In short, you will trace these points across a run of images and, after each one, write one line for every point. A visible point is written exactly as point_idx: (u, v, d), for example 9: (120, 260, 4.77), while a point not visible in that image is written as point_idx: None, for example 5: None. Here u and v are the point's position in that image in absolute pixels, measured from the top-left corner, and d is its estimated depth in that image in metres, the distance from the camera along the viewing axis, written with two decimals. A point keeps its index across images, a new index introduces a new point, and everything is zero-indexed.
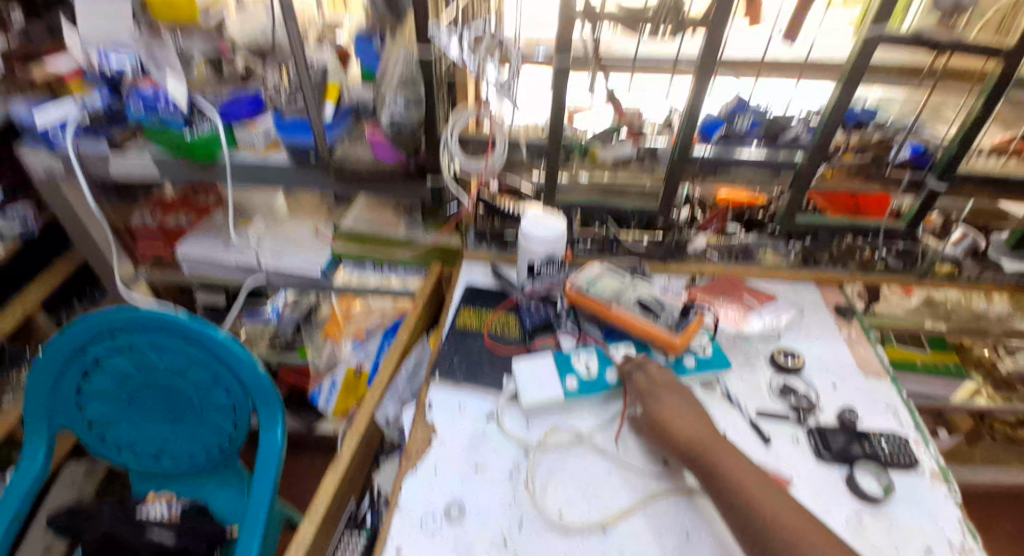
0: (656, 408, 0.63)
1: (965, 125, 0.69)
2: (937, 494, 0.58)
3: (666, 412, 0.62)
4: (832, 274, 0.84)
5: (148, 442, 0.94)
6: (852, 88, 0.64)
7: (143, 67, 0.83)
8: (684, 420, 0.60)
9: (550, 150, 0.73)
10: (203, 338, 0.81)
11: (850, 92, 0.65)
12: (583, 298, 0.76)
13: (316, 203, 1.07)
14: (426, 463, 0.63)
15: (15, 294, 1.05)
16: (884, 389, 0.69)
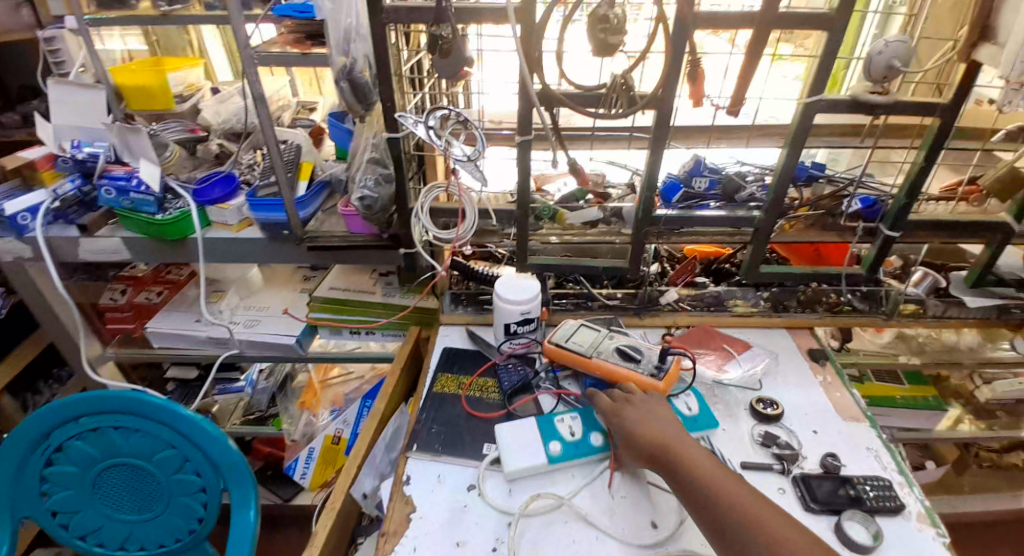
0: (636, 424, 0.61)
1: (911, 174, 0.73)
2: (927, 537, 0.57)
3: (648, 428, 0.60)
4: (801, 319, 0.85)
5: (111, 532, 0.88)
6: (797, 151, 0.69)
7: (116, 153, 0.88)
8: (664, 435, 0.59)
9: (520, 217, 0.75)
10: (173, 417, 0.79)
11: (795, 154, 0.69)
12: (562, 351, 0.76)
13: (290, 272, 1.11)
14: (404, 543, 0.60)
15: None
16: (864, 433, 0.69)
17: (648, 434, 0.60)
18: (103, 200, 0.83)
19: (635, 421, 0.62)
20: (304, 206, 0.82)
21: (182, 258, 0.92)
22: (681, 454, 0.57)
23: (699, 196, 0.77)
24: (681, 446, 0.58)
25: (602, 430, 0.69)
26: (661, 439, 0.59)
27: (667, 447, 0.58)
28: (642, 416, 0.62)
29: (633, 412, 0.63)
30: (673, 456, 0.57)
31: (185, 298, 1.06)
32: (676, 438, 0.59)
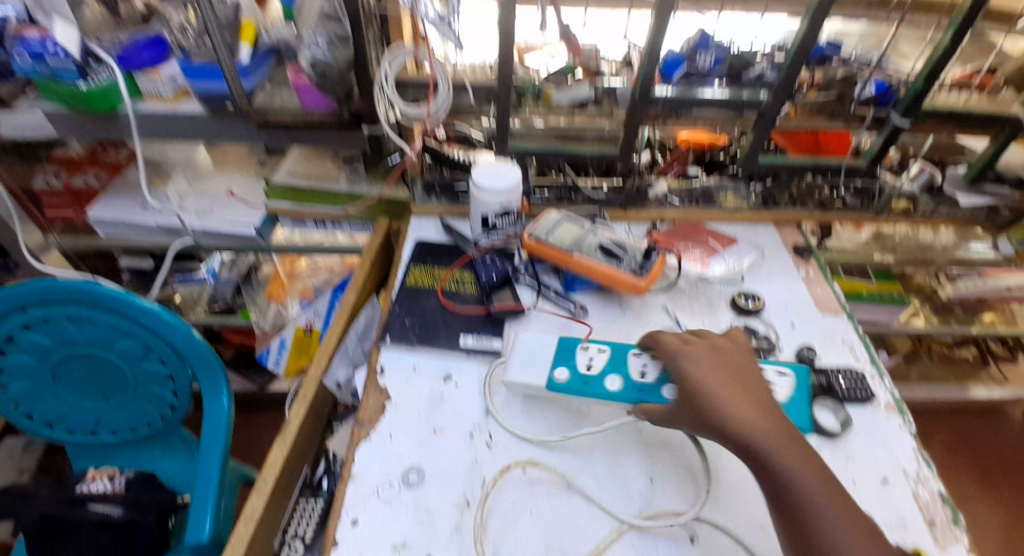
0: (728, 412, 0.47)
1: (931, 59, 0.66)
2: (892, 424, 0.60)
3: (744, 423, 0.46)
4: (790, 214, 0.82)
5: (82, 419, 0.87)
6: (819, 23, 0.60)
7: (29, 14, 0.70)
8: (764, 435, 0.45)
9: (500, 94, 0.66)
10: (128, 307, 0.75)
11: (817, 26, 0.60)
12: (544, 246, 0.72)
13: (245, 155, 0.99)
14: (380, 430, 0.60)
15: None
16: (841, 325, 0.70)
17: (747, 432, 0.46)
18: (17, 67, 0.69)
19: (727, 408, 0.48)
20: (247, 75, 0.70)
21: (113, 136, 0.81)
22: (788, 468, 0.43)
23: (700, 76, 0.68)
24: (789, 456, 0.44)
25: (624, 376, 0.59)
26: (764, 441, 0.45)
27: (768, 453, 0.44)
28: (738, 404, 0.48)
29: (719, 393, 0.49)
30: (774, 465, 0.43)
31: (127, 182, 0.96)
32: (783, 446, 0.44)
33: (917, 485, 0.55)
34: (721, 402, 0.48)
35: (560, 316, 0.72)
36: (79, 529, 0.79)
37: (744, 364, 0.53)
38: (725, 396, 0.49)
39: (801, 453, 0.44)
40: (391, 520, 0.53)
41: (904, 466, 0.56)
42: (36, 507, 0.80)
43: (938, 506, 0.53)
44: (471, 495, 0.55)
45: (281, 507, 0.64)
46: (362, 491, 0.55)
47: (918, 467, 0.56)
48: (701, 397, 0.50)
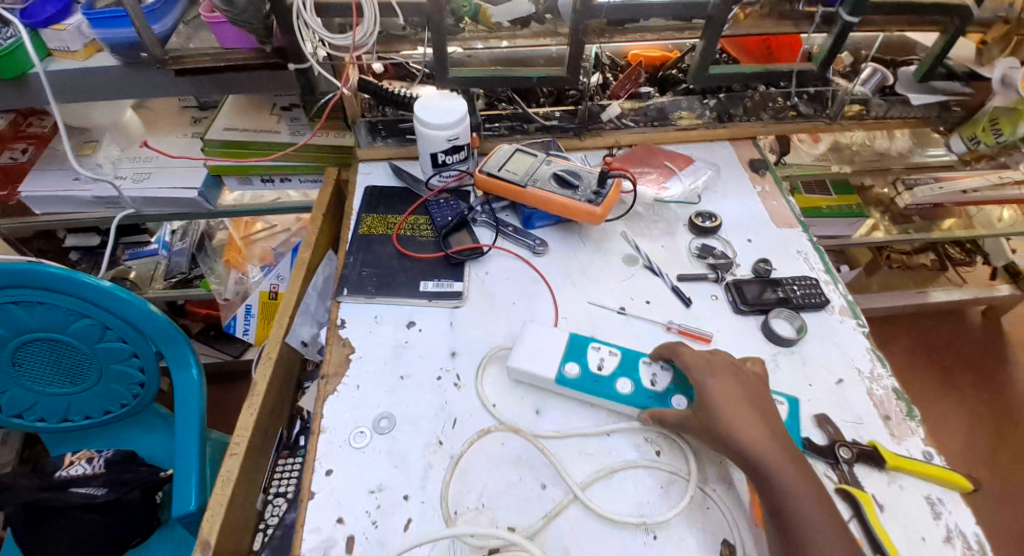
0: (740, 432, 0.46)
1: None
2: (847, 327, 0.62)
3: (757, 446, 0.45)
4: (745, 128, 0.80)
5: (51, 406, 0.85)
6: None
7: None
8: (774, 459, 0.44)
9: (433, 16, 0.62)
10: (76, 285, 0.72)
11: None
12: (497, 181, 0.69)
13: (176, 109, 0.94)
14: (347, 382, 0.60)
15: None
16: (796, 236, 0.71)
17: (758, 455, 0.45)
18: None
19: (739, 430, 0.46)
20: (157, 18, 0.65)
21: (24, 102, 0.74)
22: (792, 495, 0.42)
23: None
24: (796, 481, 0.43)
25: (636, 381, 0.56)
26: (773, 467, 0.44)
27: (777, 478, 0.43)
28: (751, 424, 0.47)
29: (732, 412, 0.48)
30: (780, 492, 0.43)
31: (54, 153, 0.90)
32: (791, 471, 0.44)
33: (872, 383, 0.57)
34: (733, 422, 0.47)
35: (520, 253, 0.71)
36: (64, 512, 0.79)
37: (749, 375, 0.52)
38: (737, 416, 0.47)
39: (805, 478, 0.44)
40: (366, 467, 0.54)
41: (860, 367, 0.58)
42: (17, 497, 0.79)
43: (893, 401, 0.56)
44: (442, 434, 0.56)
45: (260, 466, 0.65)
46: (335, 442, 0.55)
47: (874, 366, 0.59)
48: (712, 416, 0.48)
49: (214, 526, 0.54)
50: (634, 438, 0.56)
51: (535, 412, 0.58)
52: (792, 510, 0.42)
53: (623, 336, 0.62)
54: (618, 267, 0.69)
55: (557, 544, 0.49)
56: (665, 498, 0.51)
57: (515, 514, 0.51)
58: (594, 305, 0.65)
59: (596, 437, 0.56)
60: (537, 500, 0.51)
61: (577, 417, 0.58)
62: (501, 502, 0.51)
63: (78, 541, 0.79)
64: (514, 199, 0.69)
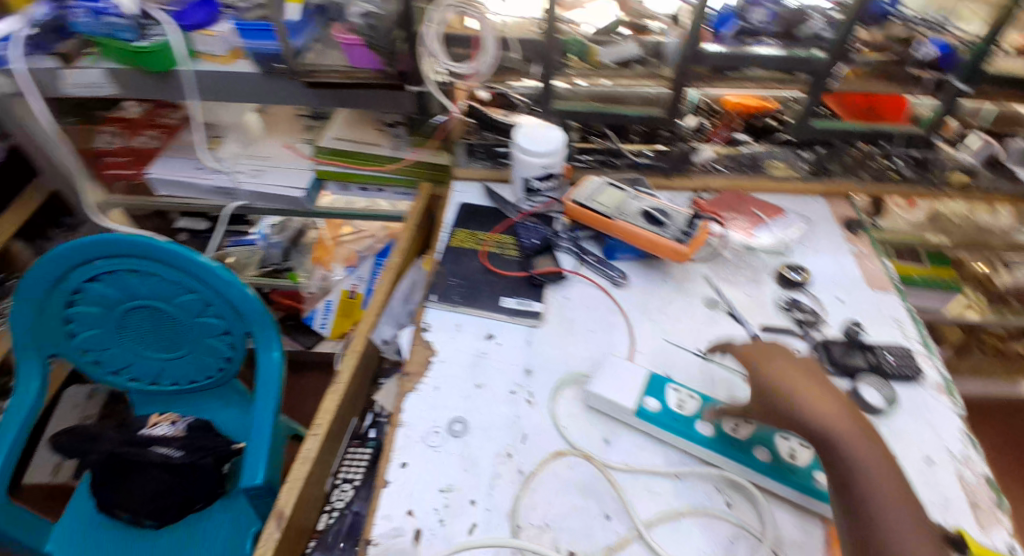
0: (813, 411, 0.43)
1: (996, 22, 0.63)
2: (942, 404, 0.59)
3: (833, 425, 0.42)
4: (841, 185, 0.79)
5: (144, 369, 0.93)
6: None
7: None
8: (853, 443, 0.41)
9: (547, 51, 0.66)
10: (188, 262, 0.79)
11: None
12: (585, 210, 0.72)
13: (292, 116, 1.03)
14: (427, 383, 0.63)
15: None
16: (891, 302, 0.69)
17: (835, 437, 0.41)
18: (80, 27, 0.75)
19: (810, 407, 0.43)
20: (297, 33, 0.71)
21: (169, 97, 0.84)
22: (872, 484, 0.39)
23: (752, 32, 0.67)
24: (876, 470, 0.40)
25: (717, 425, 0.57)
26: (853, 451, 0.41)
27: (855, 464, 0.40)
28: (827, 405, 0.43)
29: (804, 395, 0.44)
30: (857, 478, 0.40)
31: (182, 143, 1.01)
32: (874, 458, 0.40)
33: (964, 467, 0.54)
34: (805, 399, 0.44)
35: (600, 282, 0.73)
36: (143, 466, 0.85)
37: (816, 364, 0.48)
38: (810, 394, 0.44)
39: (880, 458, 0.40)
40: (436, 466, 0.56)
41: (951, 448, 0.55)
42: (104, 446, 0.85)
43: (985, 491, 0.52)
44: (512, 447, 0.57)
45: (333, 452, 0.69)
46: (411, 437, 0.58)
47: (966, 449, 0.55)
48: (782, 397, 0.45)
49: (289, 500, 0.59)
50: (704, 484, 0.55)
51: (603, 441, 0.58)
52: (874, 499, 0.39)
53: (701, 380, 0.63)
54: (699, 310, 0.69)
55: None
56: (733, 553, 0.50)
57: (576, 537, 0.51)
58: (672, 343, 0.66)
59: (664, 475, 0.56)
60: (599, 528, 0.51)
61: (646, 451, 0.58)
62: (565, 523, 0.52)
63: (146, 499, 0.84)
64: (600, 229, 0.71)
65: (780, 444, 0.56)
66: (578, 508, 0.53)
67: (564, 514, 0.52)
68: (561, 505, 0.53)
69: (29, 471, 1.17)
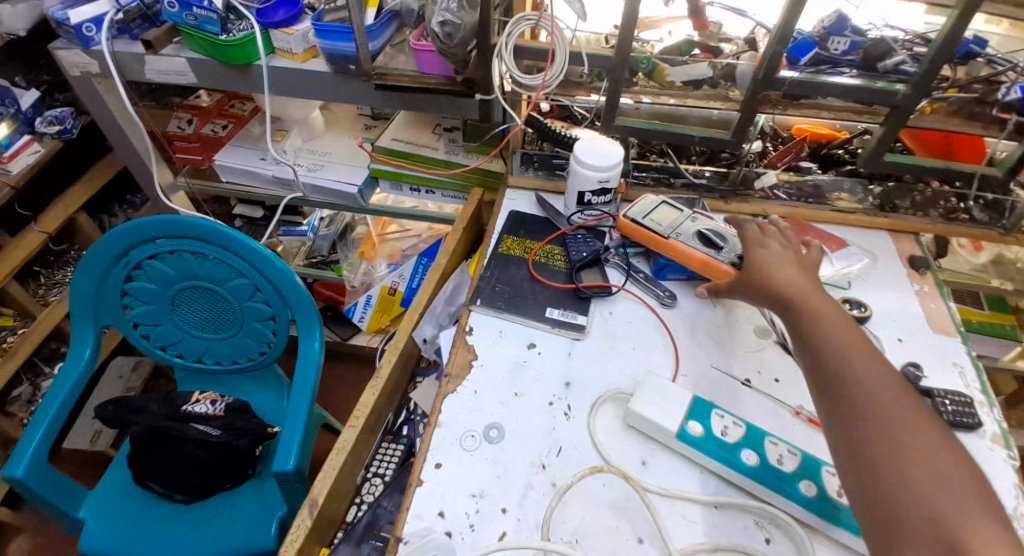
0: (827, 335, 0.50)
1: None
2: (996, 456, 0.56)
3: (842, 348, 0.48)
4: (910, 223, 0.76)
5: (190, 347, 0.96)
6: (962, 27, 0.55)
7: None
8: (858, 358, 0.47)
9: (616, 68, 0.66)
10: (244, 247, 0.82)
11: (961, 29, 0.55)
12: (639, 226, 0.71)
13: (353, 115, 1.07)
14: (466, 385, 0.63)
15: (48, 205, 1.13)
16: (953, 346, 0.65)
17: (839, 357, 0.48)
18: (169, 16, 0.79)
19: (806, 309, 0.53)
20: (375, 37, 0.75)
21: (243, 88, 0.88)
22: (871, 392, 0.44)
23: (830, 61, 0.65)
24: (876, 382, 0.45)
25: (762, 455, 0.55)
26: (855, 367, 0.46)
27: (825, 333, 0.50)
28: (845, 334, 0.49)
29: (822, 318, 0.51)
30: (853, 386, 0.45)
31: (249, 134, 1.05)
32: (877, 375, 0.45)
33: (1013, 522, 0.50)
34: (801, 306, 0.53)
35: (647, 300, 0.71)
36: (181, 443, 0.87)
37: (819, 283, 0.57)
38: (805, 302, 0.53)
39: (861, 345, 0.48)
40: (470, 470, 0.56)
41: (1001, 502, 0.52)
42: (145, 420, 0.88)
43: None
44: (547, 458, 0.57)
45: (367, 446, 0.69)
46: (446, 438, 0.58)
47: (1019, 504, 0.52)
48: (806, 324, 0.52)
49: (323, 488, 0.60)
50: (744, 519, 0.53)
51: (641, 462, 0.57)
52: (870, 405, 0.43)
53: (746, 408, 0.60)
54: (748, 338, 0.67)
55: None
56: None
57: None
58: (718, 369, 0.64)
59: (703, 504, 0.54)
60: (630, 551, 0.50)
61: (684, 477, 0.56)
62: (596, 542, 0.51)
63: (182, 474, 0.86)
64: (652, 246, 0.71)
65: (830, 482, 0.53)
66: (608, 525, 0.52)
67: (593, 532, 0.51)
68: (591, 522, 0.52)
69: (70, 435, 1.22)
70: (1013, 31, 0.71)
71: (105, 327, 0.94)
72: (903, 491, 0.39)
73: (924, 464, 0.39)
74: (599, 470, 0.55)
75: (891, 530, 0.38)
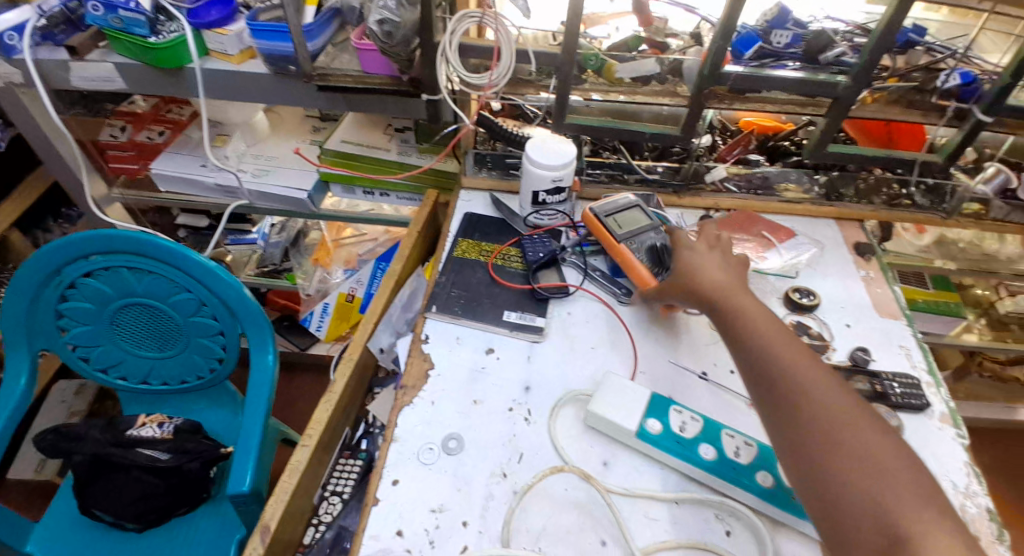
0: (766, 341, 0.50)
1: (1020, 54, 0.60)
2: (946, 436, 0.58)
3: (779, 354, 0.49)
4: (855, 211, 0.78)
5: (134, 368, 0.91)
6: (903, 15, 0.56)
7: None
8: (795, 362, 0.48)
9: (564, 64, 0.64)
10: (186, 261, 0.78)
11: (899, 19, 0.56)
12: (599, 225, 0.71)
13: (300, 117, 1.03)
14: (423, 396, 0.61)
15: None
16: (899, 330, 0.67)
17: (778, 362, 0.48)
18: (91, 18, 0.73)
19: (738, 311, 0.54)
20: (312, 37, 0.71)
21: (178, 93, 0.83)
22: (810, 397, 0.45)
23: (774, 55, 0.65)
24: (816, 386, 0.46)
25: (719, 448, 0.55)
26: (795, 372, 0.47)
27: (757, 336, 0.51)
28: (780, 338, 0.50)
29: (758, 324, 0.52)
30: (795, 393, 0.46)
31: (189, 140, 1.00)
32: (815, 378, 0.46)
33: (966, 499, 0.53)
34: (734, 309, 0.54)
35: (604, 297, 0.71)
36: (127, 469, 0.82)
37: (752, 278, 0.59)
38: (737, 305, 0.55)
39: (791, 345, 0.49)
40: (429, 485, 0.54)
41: (953, 481, 0.54)
42: (86, 447, 0.81)
43: (985, 522, 0.51)
44: (508, 466, 0.55)
45: (323, 463, 0.67)
46: (404, 452, 0.56)
47: (969, 481, 0.54)
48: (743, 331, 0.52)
49: (276, 513, 0.57)
50: (703, 513, 0.53)
51: (602, 463, 0.56)
52: (813, 410, 0.44)
53: (703, 402, 0.61)
54: (702, 332, 0.67)
55: None
56: None
57: None
58: (676, 364, 0.64)
59: (664, 501, 0.54)
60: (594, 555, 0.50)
61: (645, 475, 0.56)
62: (559, 549, 0.50)
63: (126, 502, 0.82)
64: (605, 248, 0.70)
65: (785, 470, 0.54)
66: (571, 529, 0.51)
67: (556, 538, 0.51)
68: (554, 528, 0.51)
69: (13, 466, 1.15)
70: (951, 18, 0.74)
71: (40, 351, 0.88)
72: (858, 499, 0.39)
73: (871, 466, 0.40)
74: (559, 471, 0.54)
75: (850, 539, 0.38)
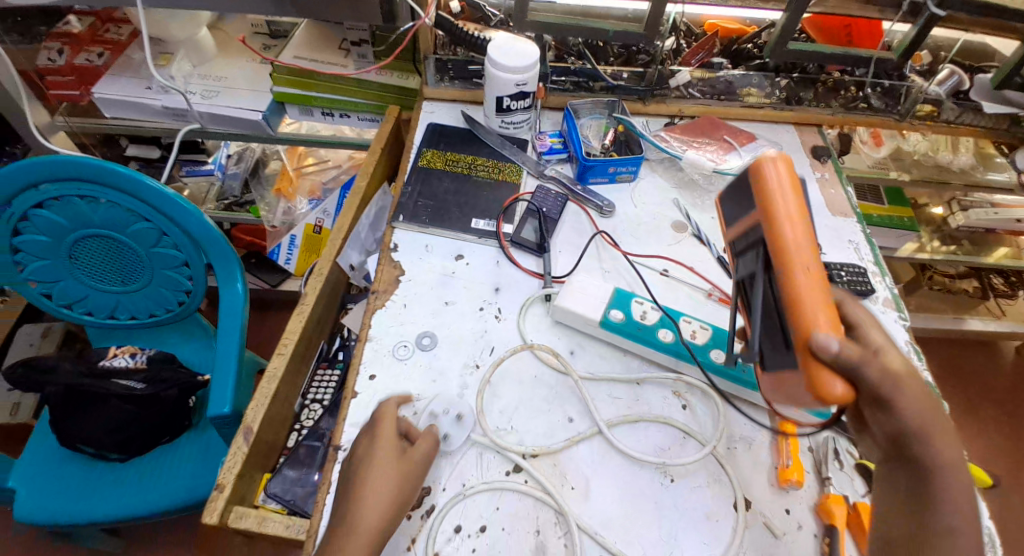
0: (926, 439, 0.37)
1: None
2: (889, 318, 0.63)
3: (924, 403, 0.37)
4: (811, 114, 0.81)
5: (100, 303, 0.88)
6: None
7: None
8: (947, 472, 0.36)
9: None
10: (142, 189, 0.74)
11: None
12: (794, 194, 0.43)
13: (248, 33, 0.97)
14: (395, 299, 0.62)
15: None
16: (849, 226, 0.71)
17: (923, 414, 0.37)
18: None
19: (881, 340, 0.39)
20: None
21: (117, 6, 0.76)
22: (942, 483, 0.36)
23: None
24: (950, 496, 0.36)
25: (676, 328, 0.58)
26: (938, 476, 0.36)
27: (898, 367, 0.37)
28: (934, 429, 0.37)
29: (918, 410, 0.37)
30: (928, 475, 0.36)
31: (132, 62, 0.93)
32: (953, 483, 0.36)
33: None
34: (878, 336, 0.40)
35: (587, 211, 0.71)
36: (103, 401, 0.81)
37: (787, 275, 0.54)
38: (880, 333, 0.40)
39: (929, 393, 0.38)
40: (405, 377, 0.56)
41: None
42: (59, 378, 0.79)
43: None
44: (480, 359, 0.57)
45: (300, 373, 0.69)
46: (379, 350, 0.57)
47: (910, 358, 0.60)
48: (890, 412, 0.37)
49: (257, 416, 0.59)
50: (663, 391, 0.57)
51: (568, 351, 0.59)
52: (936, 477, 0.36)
53: (661, 295, 0.64)
54: (666, 233, 0.70)
55: (574, 467, 0.51)
56: (687, 450, 0.52)
57: (538, 438, 0.52)
58: (638, 265, 0.66)
59: (627, 383, 0.57)
60: (561, 429, 0.53)
61: (609, 361, 0.59)
62: (528, 426, 0.53)
63: (107, 432, 0.80)
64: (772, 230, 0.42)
65: (736, 350, 0.57)
66: (538, 409, 0.54)
67: (524, 418, 0.54)
68: (523, 410, 0.54)
69: None
70: None
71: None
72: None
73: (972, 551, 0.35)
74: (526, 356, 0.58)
75: None
